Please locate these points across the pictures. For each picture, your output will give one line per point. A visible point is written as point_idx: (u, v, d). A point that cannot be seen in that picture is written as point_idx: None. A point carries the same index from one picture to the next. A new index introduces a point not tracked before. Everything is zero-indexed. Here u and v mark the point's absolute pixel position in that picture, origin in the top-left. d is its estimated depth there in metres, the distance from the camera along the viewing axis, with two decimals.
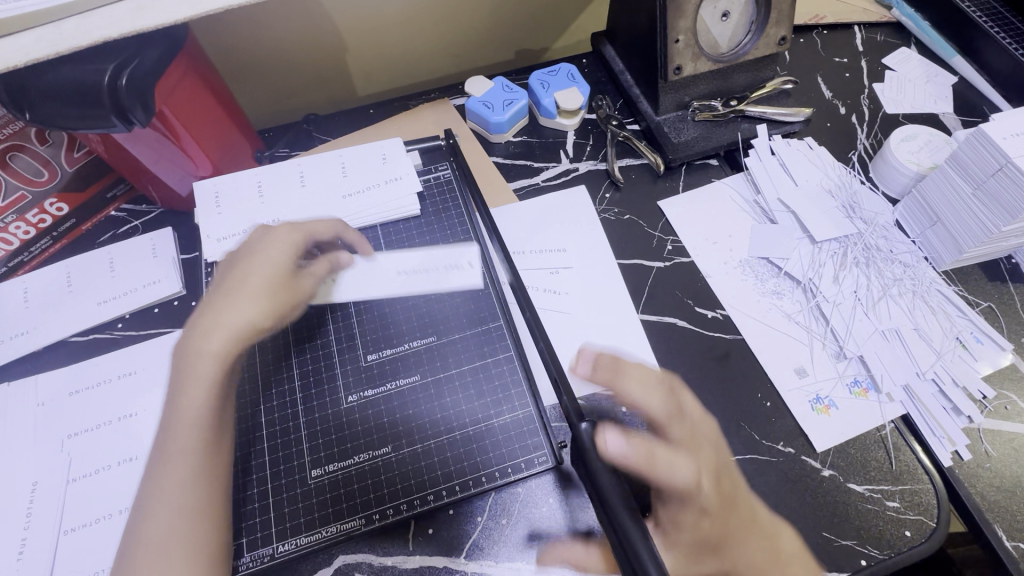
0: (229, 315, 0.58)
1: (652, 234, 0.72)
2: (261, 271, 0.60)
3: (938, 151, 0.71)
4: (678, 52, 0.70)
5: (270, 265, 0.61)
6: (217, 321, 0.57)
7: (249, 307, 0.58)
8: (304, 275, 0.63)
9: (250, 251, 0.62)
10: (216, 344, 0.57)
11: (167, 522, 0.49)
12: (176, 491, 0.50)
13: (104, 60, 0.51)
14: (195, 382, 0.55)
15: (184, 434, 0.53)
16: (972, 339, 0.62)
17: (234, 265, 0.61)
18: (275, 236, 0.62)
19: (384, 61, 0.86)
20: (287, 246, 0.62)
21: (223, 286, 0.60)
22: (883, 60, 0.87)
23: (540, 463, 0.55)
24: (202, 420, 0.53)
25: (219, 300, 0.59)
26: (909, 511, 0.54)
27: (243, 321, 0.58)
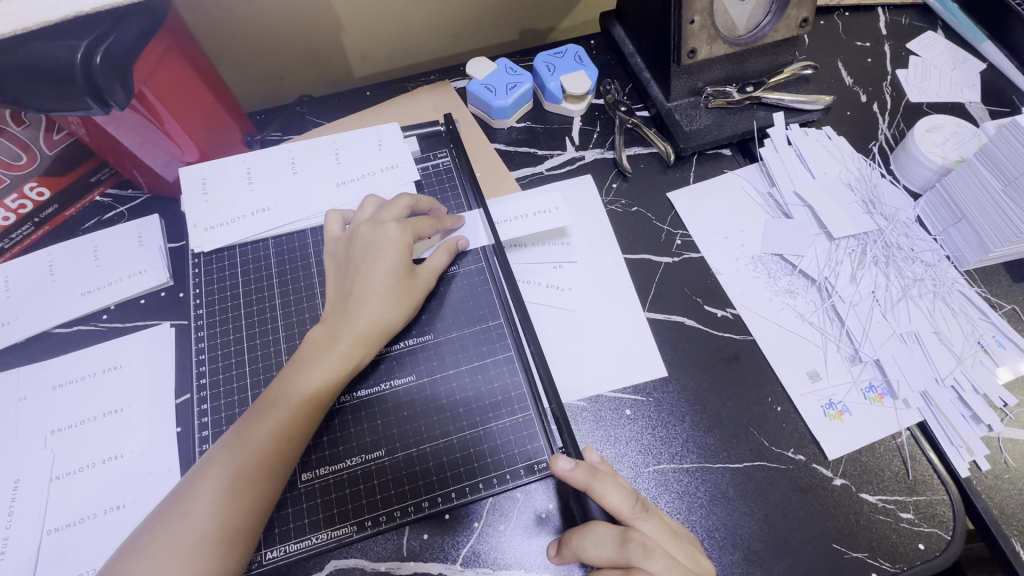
0: (361, 312, 0.54)
1: (661, 228, 0.69)
2: (398, 271, 0.56)
3: (965, 143, 0.67)
4: (693, 34, 0.65)
5: (406, 264, 0.57)
6: (349, 316, 0.54)
7: (386, 309, 0.55)
8: (422, 270, 0.58)
9: (359, 245, 0.57)
10: (347, 340, 0.53)
11: (199, 515, 0.46)
12: (217, 483, 0.47)
13: (77, 36, 0.48)
14: (296, 377, 0.51)
15: (253, 424, 0.50)
16: (994, 343, 0.59)
17: (356, 255, 0.57)
18: (395, 228, 0.57)
19: (381, 39, 0.82)
20: (402, 245, 0.57)
21: (345, 282, 0.56)
22: (908, 45, 0.82)
23: (540, 470, 0.53)
24: (290, 420, 0.50)
25: (362, 293, 0.55)
26: (924, 523, 0.52)
27: (374, 323, 0.54)
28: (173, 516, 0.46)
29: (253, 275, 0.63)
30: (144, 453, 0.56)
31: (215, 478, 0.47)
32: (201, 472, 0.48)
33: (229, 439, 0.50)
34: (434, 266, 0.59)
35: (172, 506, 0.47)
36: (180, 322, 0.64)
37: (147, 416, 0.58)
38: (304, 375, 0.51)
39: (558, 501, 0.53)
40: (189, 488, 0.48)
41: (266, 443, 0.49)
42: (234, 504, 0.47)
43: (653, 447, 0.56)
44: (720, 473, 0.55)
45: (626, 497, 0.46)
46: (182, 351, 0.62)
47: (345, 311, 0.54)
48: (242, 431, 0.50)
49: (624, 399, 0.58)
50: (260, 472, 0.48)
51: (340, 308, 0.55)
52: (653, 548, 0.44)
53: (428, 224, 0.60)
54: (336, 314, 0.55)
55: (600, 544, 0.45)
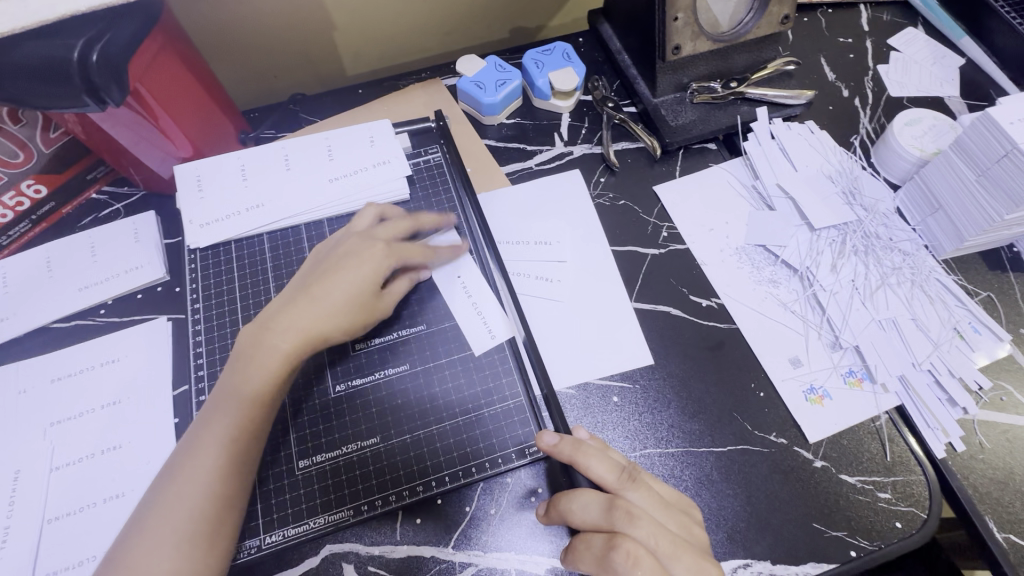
0: (308, 311, 0.54)
1: (647, 221, 0.70)
2: (347, 271, 0.56)
3: (942, 136, 0.69)
4: (678, 30, 0.67)
5: (359, 264, 0.56)
6: (293, 315, 0.53)
7: (334, 310, 0.54)
8: (387, 294, 0.58)
9: (336, 251, 0.58)
10: (287, 339, 0.53)
11: (176, 518, 0.47)
12: (196, 482, 0.48)
13: (74, 35, 0.49)
14: (243, 378, 0.51)
15: (210, 427, 0.50)
16: (970, 329, 0.61)
17: (329, 265, 0.57)
18: (374, 237, 0.58)
19: (373, 38, 0.83)
20: (377, 258, 0.57)
21: (301, 283, 0.56)
22: (889, 41, 0.84)
23: (532, 454, 0.55)
24: (247, 417, 0.50)
25: (311, 294, 0.54)
26: (900, 502, 0.54)
27: (322, 324, 0.54)
28: (150, 522, 0.47)
29: (248, 270, 0.64)
30: (143, 444, 0.58)
31: (185, 483, 0.48)
32: (168, 478, 0.48)
33: (189, 444, 0.50)
34: (398, 283, 0.59)
35: (151, 505, 0.48)
36: (177, 316, 0.65)
37: (145, 408, 0.60)
38: (251, 374, 0.51)
39: (546, 484, 0.55)
40: (161, 494, 0.48)
41: (230, 443, 0.49)
42: (211, 503, 0.48)
43: (640, 432, 0.57)
44: (705, 456, 0.56)
45: (612, 467, 0.48)
46: (178, 345, 0.64)
47: (289, 310, 0.54)
48: (201, 434, 0.50)
49: (611, 386, 0.60)
50: (225, 472, 0.49)
51: (284, 306, 0.55)
52: (638, 515, 0.45)
53: (404, 228, 0.61)
54: (274, 317, 0.54)
55: (586, 508, 0.47)
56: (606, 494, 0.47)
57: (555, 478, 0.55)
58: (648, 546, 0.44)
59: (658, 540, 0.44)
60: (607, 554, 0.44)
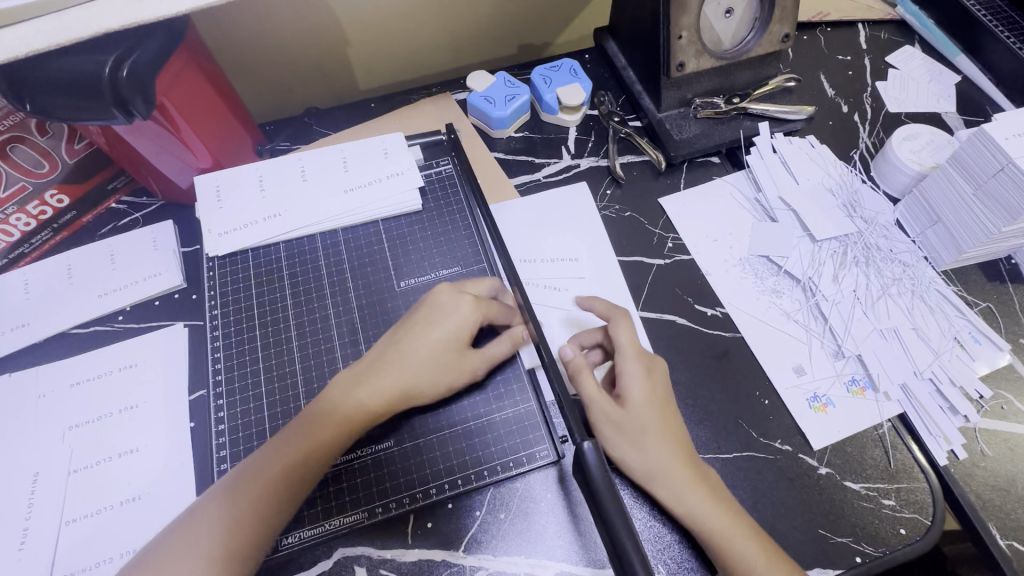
0: (395, 370, 0.55)
1: (653, 232, 0.72)
2: (453, 337, 0.56)
3: (940, 150, 0.70)
4: (681, 48, 0.69)
5: (465, 333, 0.57)
6: (379, 374, 0.55)
7: (437, 374, 0.55)
8: (477, 351, 0.58)
9: (428, 303, 0.58)
10: (374, 397, 0.54)
11: (202, 541, 0.48)
12: (222, 513, 0.49)
13: (105, 51, 0.51)
14: (325, 425, 0.52)
15: (276, 459, 0.51)
16: (970, 339, 0.63)
17: (420, 313, 0.58)
18: (470, 304, 0.57)
19: (385, 54, 0.85)
20: (464, 312, 0.57)
21: (396, 334, 0.57)
22: (887, 59, 0.87)
23: (542, 457, 0.56)
24: (311, 462, 0.51)
25: (412, 349, 0.56)
26: (905, 509, 0.55)
27: (403, 385, 0.55)
28: (182, 541, 0.49)
29: (264, 277, 0.66)
30: (158, 448, 0.59)
31: (221, 508, 0.50)
32: (211, 500, 0.51)
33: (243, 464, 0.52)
34: (492, 353, 0.58)
35: (180, 532, 0.49)
36: (193, 323, 0.67)
37: (161, 411, 0.61)
38: (331, 423, 0.53)
39: (556, 488, 0.56)
40: (192, 523, 0.50)
41: (278, 480, 0.51)
42: (237, 533, 0.49)
43: None
44: (711, 463, 0.57)
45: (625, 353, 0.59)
46: (195, 351, 0.65)
47: (378, 364, 0.55)
48: (254, 468, 0.52)
49: None
50: (263, 506, 0.50)
51: (379, 358, 0.56)
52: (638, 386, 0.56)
53: (499, 311, 0.59)
54: (368, 369, 0.55)
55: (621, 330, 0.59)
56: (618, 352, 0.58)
57: (567, 485, 0.56)
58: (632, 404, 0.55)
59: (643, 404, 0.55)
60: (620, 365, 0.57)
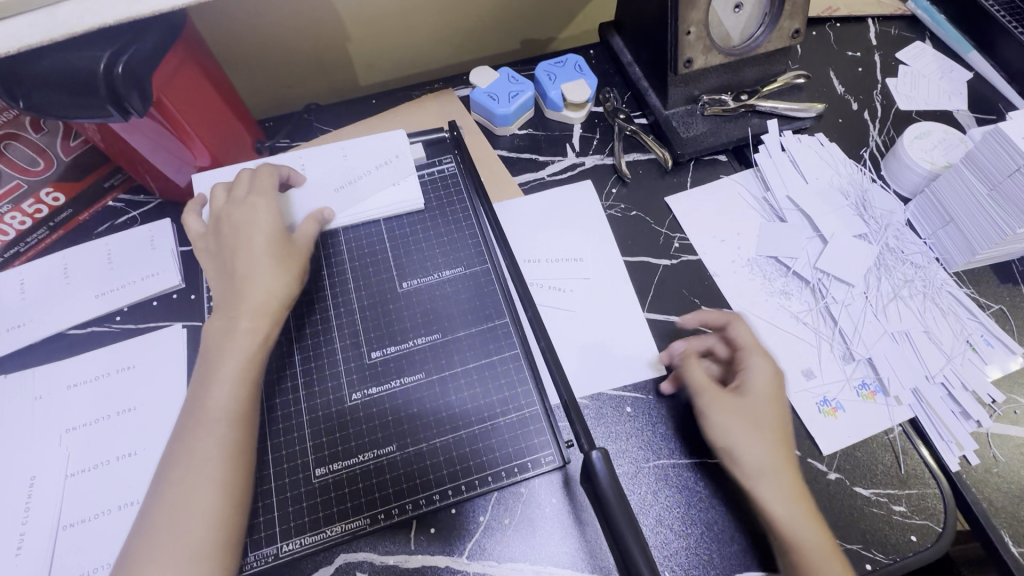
0: (251, 288, 0.56)
1: (659, 232, 0.71)
2: (271, 239, 0.59)
3: (952, 149, 0.69)
4: (690, 44, 0.67)
5: (279, 231, 0.60)
6: (246, 307, 0.55)
7: (280, 280, 0.57)
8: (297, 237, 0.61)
9: (227, 225, 0.60)
10: (248, 316, 0.55)
11: (193, 502, 0.48)
12: (168, 520, 0.47)
13: (100, 47, 0.49)
14: (210, 395, 0.51)
15: (183, 454, 0.49)
16: (982, 342, 0.61)
17: (229, 235, 0.59)
18: (263, 205, 0.61)
19: (385, 49, 0.84)
20: (270, 212, 0.60)
21: (225, 254, 0.59)
22: (897, 55, 0.85)
23: (547, 462, 0.55)
24: (223, 428, 0.50)
25: (252, 270, 0.57)
26: (916, 516, 0.54)
27: (268, 295, 0.56)
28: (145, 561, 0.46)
29: None
30: (157, 451, 0.58)
31: (164, 517, 0.47)
32: (149, 518, 0.48)
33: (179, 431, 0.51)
34: (306, 231, 0.62)
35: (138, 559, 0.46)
36: (192, 323, 0.66)
37: (160, 413, 0.60)
38: (213, 390, 0.51)
39: (562, 493, 0.55)
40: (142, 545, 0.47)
41: (201, 466, 0.49)
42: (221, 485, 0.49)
43: (655, 443, 0.58)
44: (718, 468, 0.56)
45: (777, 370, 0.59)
46: (194, 352, 0.64)
47: (237, 292, 0.56)
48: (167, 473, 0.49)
49: (625, 396, 0.60)
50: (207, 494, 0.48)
51: (232, 290, 0.57)
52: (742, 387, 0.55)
53: (270, 177, 0.64)
54: (229, 299, 0.56)
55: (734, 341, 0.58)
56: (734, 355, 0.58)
57: (572, 491, 0.55)
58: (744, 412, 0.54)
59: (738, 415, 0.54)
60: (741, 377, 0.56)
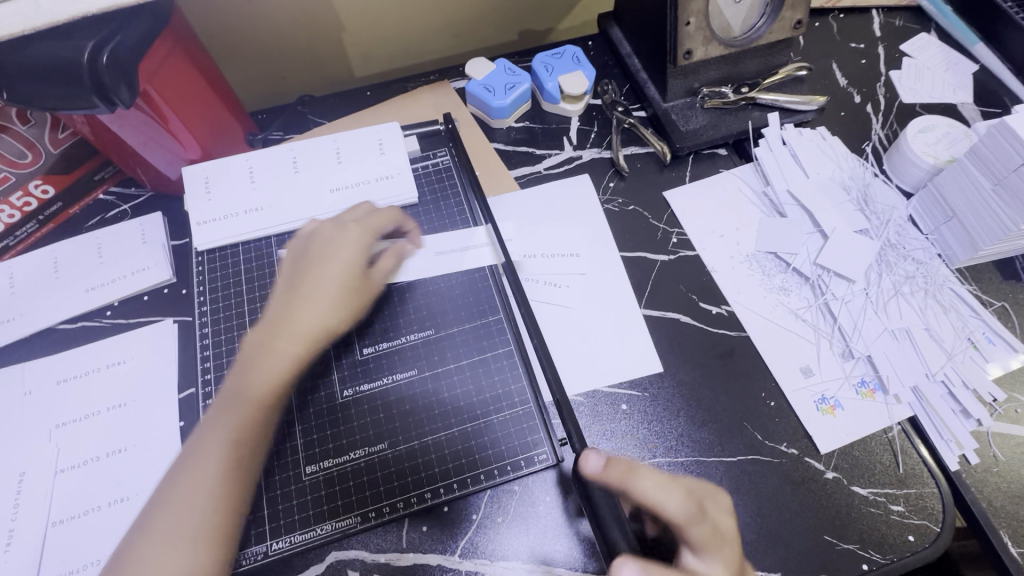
0: (307, 310, 0.54)
1: (657, 227, 0.70)
2: (348, 272, 0.56)
3: (957, 143, 0.68)
4: (689, 35, 0.66)
5: (358, 265, 0.57)
6: (292, 317, 0.54)
7: (339, 310, 0.55)
8: (374, 272, 0.59)
9: (314, 245, 0.58)
10: (290, 339, 0.53)
11: (182, 525, 0.46)
12: (183, 498, 0.47)
13: (85, 36, 0.48)
14: (249, 383, 0.51)
15: (210, 431, 0.49)
16: (984, 340, 0.60)
17: (312, 255, 0.57)
18: (356, 232, 0.58)
19: (381, 39, 0.83)
20: (358, 248, 0.57)
21: (291, 275, 0.56)
22: (902, 47, 0.84)
23: (540, 460, 0.54)
24: (249, 418, 0.50)
25: (313, 297, 0.54)
26: (914, 515, 0.53)
27: (322, 322, 0.54)
28: (151, 530, 0.46)
29: (255, 272, 0.64)
30: (147, 447, 0.57)
31: (182, 490, 0.47)
32: (167, 485, 0.48)
33: (185, 450, 0.49)
34: (383, 270, 0.59)
35: (146, 523, 0.47)
36: (183, 318, 0.65)
37: (150, 409, 0.59)
38: (253, 379, 0.51)
39: (556, 492, 0.54)
40: (152, 517, 0.47)
41: (223, 450, 0.49)
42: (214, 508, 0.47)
43: (649, 441, 0.57)
44: (714, 467, 0.56)
45: (676, 493, 0.44)
46: (185, 347, 0.63)
47: (288, 311, 0.54)
48: (187, 449, 0.49)
49: (620, 394, 0.59)
50: (229, 480, 0.48)
51: (281, 312, 0.54)
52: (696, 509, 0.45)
53: (387, 220, 0.61)
54: (275, 318, 0.54)
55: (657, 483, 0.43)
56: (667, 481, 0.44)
57: (567, 490, 0.54)
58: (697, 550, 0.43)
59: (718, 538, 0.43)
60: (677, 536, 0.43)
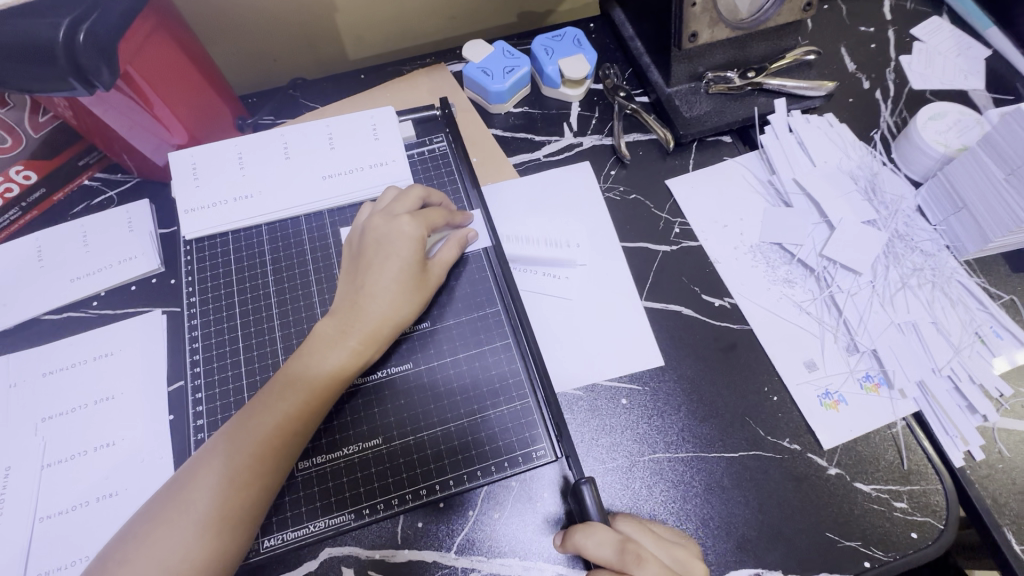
0: (372, 306, 0.53)
1: (659, 216, 0.68)
2: (407, 267, 0.55)
3: (969, 131, 0.66)
4: (695, 17, 0.63)
5: (419, 260, 0.56)
6: (359, 308, 0.53)
7: (398, 305, 0.54)
8: (433, 266, 0.57)
9: (372, 237, 0.56)
10: (357, 337, 0.53)
11: (205, 503, 0.46)
12: (212, 473, 0.47)
13: (60, 13, 0.46)
14: (305, 368, 0.51)
15: (257, 411, 0.50)
16: (992, 334, 0.59)
17: (369, 249, 0.56)
18: (410, 223, 0.56)
19: (375, 20, 0.80)
20: (416, 246, 0.55)
21: (354, 269, 0.56)
22: (913, 31, 0.81)
23: (540, 457, 0.53)
24: (301, 405, 0.50)
25: (373, 288, 0.54)
26: (917, 512, 0.53)
27: (385, 319, 0.53)
28: (175, 502, 0.47)
29: (247, 263, 0.62)
30: (136, 441, 0.56)
31: (215, 465, 0.47)
32: (200, 461, 0.48)
33: (233, 424, 0.50)
34: (444, 261, 0.57)
35: (170, 495, 0.47)
36: (172, 309, 0.63)
37: (139, 402, 0.58)
38: (313, 365, 0.51)
39: (553, 489, 0.53)
40: (178, 490, 0.47)
41: (265, 433, 0.48)
42: (237, 489, 0.47)
43: (649, 436, 0.56)
44: (715, 462, 0.55)
45: (608, 551, 0.44)
46: (174, 340, 0.62)
47: (355, 305, 0.54)
48: (231, 427, 0.50)
49: (620, 388, 0.58)
50: (258, 463, 0.48)
51: (351, 300, 0.54)
52: (648, 557, 0.43)
53: (439, 217, 0.58)
54: (345, 309, 0.54)
55: (598, 542, 0.44)
56: (617, 534, 0.44)
57: (564, 485, 0.53)
58: None
59: None
60: None
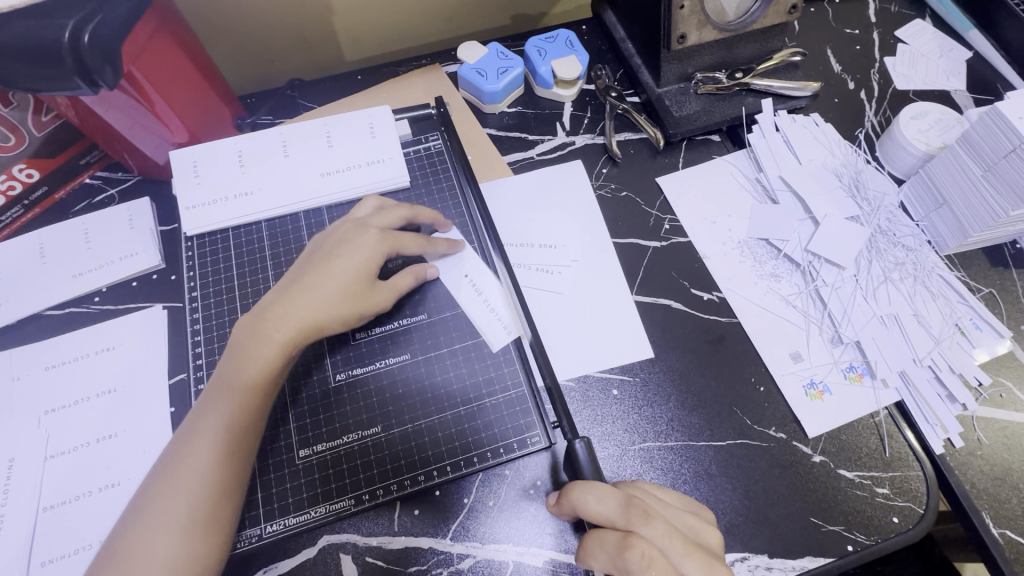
0: (301, 299, 0.54)
1: (649, 213, 0.69)
2: (336, 258, 0.55)
3: (949, 130, 0.68)
4: (683, 18, 0.65)
5: (353, 249, 0.56)
6: (287, 301, 0.54)
7: (329, 295, 0.54)
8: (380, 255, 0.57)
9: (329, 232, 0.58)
10: (284, 330, 0.52)
11: (179, 508, 0.47)
12: (180, 480, 0.48)
13: (66, 14, 0.47)
14: (239, 367, 0.51)
15: (205, 415, 0.50)
16: (972, 326, 0.61)
17: (324, 242, 0.57)
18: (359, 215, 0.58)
19: (371, 23, 0.81)
20: (357, 238, 0.56)
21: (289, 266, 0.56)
22: (897, 33, 0.83)
23: (535, 443, 0.55)
24: (241, 401, 0.50)
25: (303, 282, 0.54)
26: (898, 497, 0.54)
27: (315, 309, 0.53)
28: (149, 512, 0.47)
29: (246, 258, 0.63)
30: (137, 432, 0.57)
31: (179, 473, 0.48)
32: (163, 470, 0.49)
33: (185, 431, 0.50)
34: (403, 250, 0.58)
35: (142, 506, 0.48)
36: (172, 305, 0.64)
37: (140, 395, 0.59)
38: (245, 361, 0.51)
39: (547, 476, 0.55)
40: (147, 501, 0.48)
41: (216, 434, 0.49)
42: (203, 490, 0.47)
43: (639, 425, 0.57)
44: (703, 451, 0.56)
45: (613, 508, 0.45)
46: (174, 334, 0.63)
47: (281, 299, 0.54)
48: (184, 436, 0.50)
49: (612, 379, 0.60)
50: (218, 463, 0.48)
51: (279, 295, 0.54)
52: (653, 513, 0.44)
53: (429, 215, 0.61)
54: (271, 304, 0.54)
55: (602, 499, 0.45)
56: (621, 492, 0.45)
57: (558, 472, 0.55)
58: (660, 547, 0.43)
59: (671, 540, 0.43)
60: (621, 553, 0.43)
